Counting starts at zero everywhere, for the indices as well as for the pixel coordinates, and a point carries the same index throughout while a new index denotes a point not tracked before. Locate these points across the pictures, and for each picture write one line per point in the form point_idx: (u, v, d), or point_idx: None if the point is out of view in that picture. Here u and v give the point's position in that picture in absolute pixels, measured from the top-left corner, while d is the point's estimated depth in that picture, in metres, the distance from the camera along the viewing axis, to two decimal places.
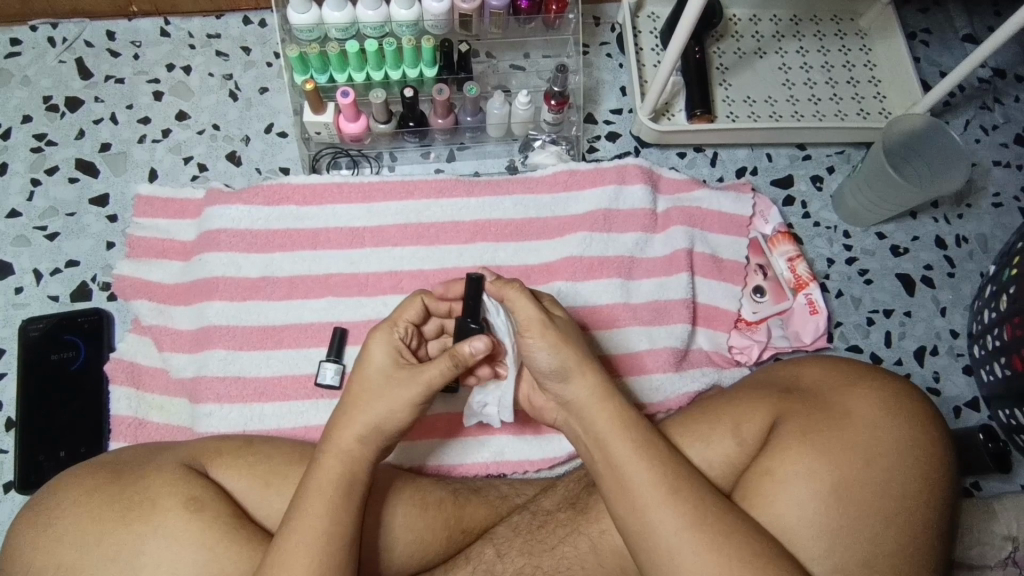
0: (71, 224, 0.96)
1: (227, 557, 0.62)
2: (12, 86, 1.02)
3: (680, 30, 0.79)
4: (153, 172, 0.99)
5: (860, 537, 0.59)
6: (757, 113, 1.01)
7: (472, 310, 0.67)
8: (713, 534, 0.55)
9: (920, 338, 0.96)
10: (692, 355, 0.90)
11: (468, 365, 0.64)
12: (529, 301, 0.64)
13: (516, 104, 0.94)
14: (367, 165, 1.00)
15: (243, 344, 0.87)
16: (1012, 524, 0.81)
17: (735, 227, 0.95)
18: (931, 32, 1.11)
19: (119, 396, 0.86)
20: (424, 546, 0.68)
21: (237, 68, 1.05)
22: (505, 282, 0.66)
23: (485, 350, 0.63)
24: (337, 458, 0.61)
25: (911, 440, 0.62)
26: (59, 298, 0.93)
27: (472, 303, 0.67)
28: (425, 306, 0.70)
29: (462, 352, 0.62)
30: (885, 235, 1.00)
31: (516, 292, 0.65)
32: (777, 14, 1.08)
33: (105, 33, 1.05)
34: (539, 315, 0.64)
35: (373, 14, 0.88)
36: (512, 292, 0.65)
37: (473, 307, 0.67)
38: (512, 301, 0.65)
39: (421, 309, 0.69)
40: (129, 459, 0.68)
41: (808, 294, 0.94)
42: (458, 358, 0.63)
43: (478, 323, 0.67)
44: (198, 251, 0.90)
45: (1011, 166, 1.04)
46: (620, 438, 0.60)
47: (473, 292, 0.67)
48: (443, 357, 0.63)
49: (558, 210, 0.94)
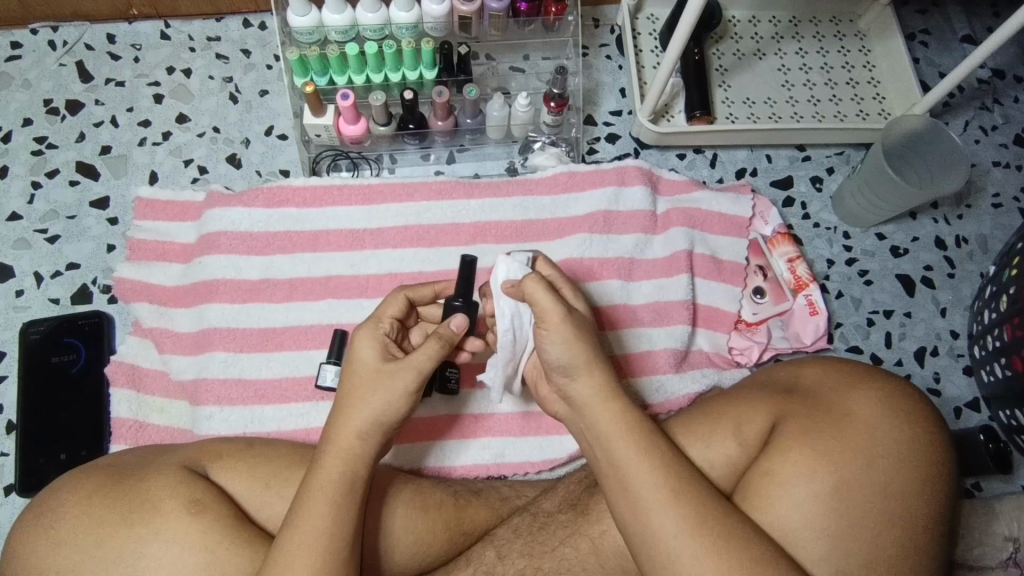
0: (72, 227, 0.97)
1: (227, 559, 0.62)
2: (12, 89, 1.02)
3: (680, 30, 0.79)
4: (153, 174, 0.99)
5: (860, 539, 0.59)
6: (757, 113, 1.01)
7: (462, 290, 0.68)
8: (714, 537, 0.55)
9: (920, 338, 0.96)
10: (693, 355, 0.91)
11: (451, 344, 0.66)
12: (553, 297, 0.63)
13: (516, 106, 0.94)
14: (367, 167, 1.01)
15: (244, 346, 0.87)
16: (1012, 524, 0.81)
17: (734, 228, 0.95)
18: (930, 33, 1.11)
19: (119, 398, 0.86)
20: (424, 548, 0.68)
21: (237, 70, 1.05)
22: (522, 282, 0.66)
23: (466, 324, 0.66)
24: (340, 457, 0.61)
25: (911, 440, 0.62)
26: (59, 301, 0.93)
27: (464, 284, 0.68)
28: (408, 300, 0.71)
29: (447, 330, 0.65)
30: (885, 235, 1.00)
31: (534, 284, 0.63)
32: (776, 16, 1.08)
33: (105, 37, 1.05)
34: (560, 308, 0.63)
35: (373, 16, 0.88)
36: (534, 286, 0.63)
37: (466, 289, 0.68)
38: (532, 295, 0.64)
39: (403, 304, 0.70)
40: (129, 462, 0.68)
41: (808, 295, 0.94)
42: (445, 337, 0.65)
43: (465, 301, 0.68)
44: (199, 253, 0.91)
45: (1011, 166, 1.04)
46: (622, 439, 0.60)
47: (464, 274, 0.68)
48: (431, 340, 0.64)
49: (557, 212, 0.94)
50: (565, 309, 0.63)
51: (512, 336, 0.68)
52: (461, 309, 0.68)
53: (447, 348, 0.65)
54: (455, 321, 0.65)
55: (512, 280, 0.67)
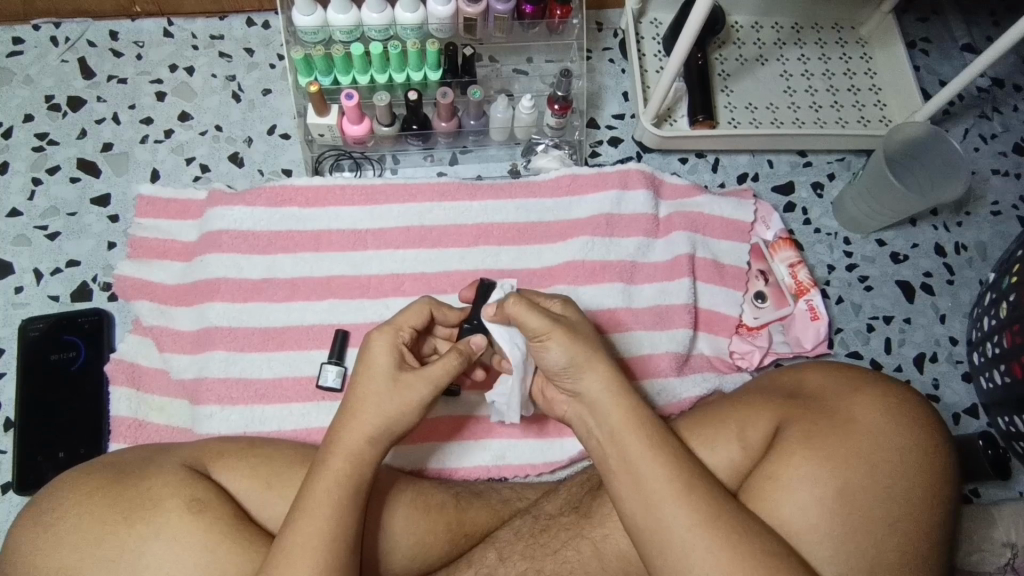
0: (72, 225, 0.96)
1: (228, 559, 0.62)
2: (14, 85, 1.02)
3: (698, 12, 0.76)
4: (155, 172, 0.99)
5: (865, 541, 0.59)
6: (758, 118, 1.02)
7: (473, 313, 0.72)
8: (726, 531, 0.56)
9: (920, 345, 0.96)
10: (693, 359, 0.91)
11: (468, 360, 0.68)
12: (537, 315, 0.64)
13: (519, 109, 0.94)
14: (370, 167, 1.01)
15: (245, 345, 0.87)
16: (1011, 531, 0.81)
17: (736, 232, 0.96)
18: (930, 41, 1.12)
19: (119, 396, 0.86)
20: (424, 548, 0.68)
21: (240, 69, 1.05)
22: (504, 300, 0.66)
23: (485, 344, 0.69)
24: (344, 457, 0.61)
25: (913, 446, 0.62)
26: (59, 298, 0.93)
27: (477, 306, 0.72)
28: (431, 314, 0.70)
29: (467, 347, 0.67)
30: (885, 242, 1.01)
31: (515, 306, 0.64)
32: (778, 22, 1.08)
33: (108, 34, 1.05)
34: (546, 321, 0.63)
35: (378, 16, 0.88)
36: (516, 307, 0.64)
37: (477, 311, 0.72)
38: (516, 316, 0.64)
39: (426, 315, 0.70)
40: (131, 461, 0.68)
41: (808, 300, 0.95)
42: (464, 353, 0.66)
43: (472, 324, 0.71)
44: (199, 252, 0.90)
45: (1010, 175, 1.05)
46: (634, 435, 0.59)
47: (481, 295, 0.72)
48: (450, 355, 0.66)
49: (560, 214, 0.94)
50: (551, 320, 0.64)
51: (523, 355, 0.70)
52: (473, 330, 0.71)
53: (465, 363, 0.67)
54: (475, 339, 0.68)
55: (493, 308, 0.68)
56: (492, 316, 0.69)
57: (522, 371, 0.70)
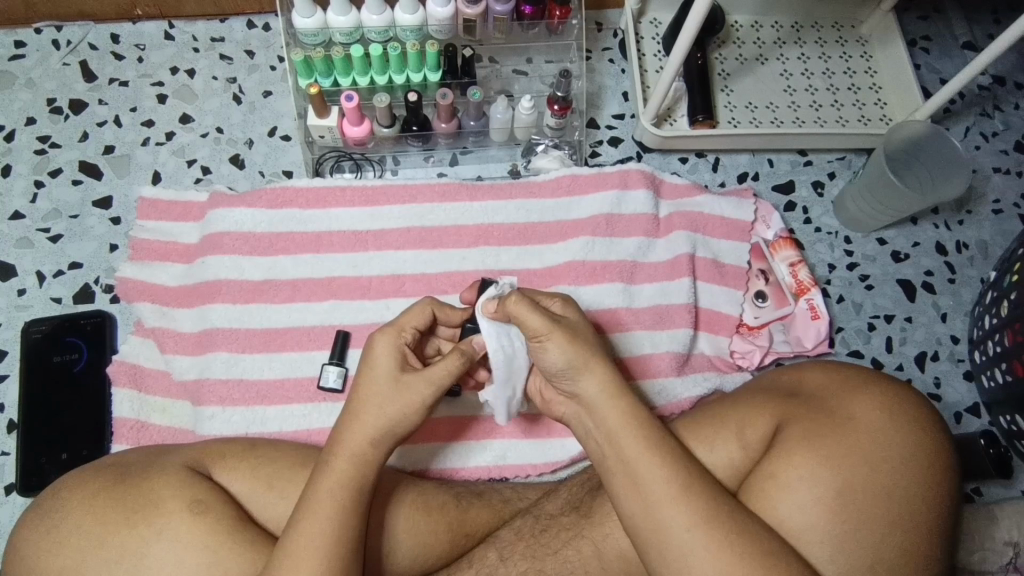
0: (74, 227, 0.97)
1: (229, 560, 0.62)
2: (16, 88, 1.02)
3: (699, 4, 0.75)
4: (156, 174, 0.99)
5: (864, 541, 0.59)
6: (758, 117, 1.02)
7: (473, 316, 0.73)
8: (724, 531, 0.56)
9: (921, 343, 0.96)
10: (694, 359, 0.91)
11: (471, 360, 0.68)
12: (538, 314, 0.64)
13: (519, 109, 0.94)
14: (370, 169, 1.01)
15: (246, 347, 0.87)
16: (1012, 529, 0.81)
17: (735, 232, 0.96)
18: (930, 39, 1.12)
19: (120, 398, 0.86)
20: (426, 549, 0.68)
21: (240, 71, 1.05)
22: (506, 298, 0.66)
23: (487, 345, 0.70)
24: (349, 461, 0.61)
25: (914, 444, 0.62)
26: (62, 301, 0.93)
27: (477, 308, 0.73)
28: (433, 313, 0.70)
29: (469, 347, 0.68)
30: (886, 240, 1.01)
31: (517, 305, 0.64)
32: (779, 21, 1.08)
33: (109, 36, 1.05)
34: (547, 322, 0.63)
35: (378, 18, 0.88)
36: (517, 306, 0.64)
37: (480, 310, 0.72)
38: (517, 312, 0.64)
39: (428, 316, 0.69)
40: (134, 462, 0.68)
41: (809, 299, 0.95)
42: (466, 353, 0.67)
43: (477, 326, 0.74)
44: (201, 254, 0.91)
45: (1011, 173, 1.05)
46: (632, 436, 0.59)
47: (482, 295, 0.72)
48: (453, 355, 0.66)
49: (560, 215, 0.94)
50: (550, 319, 0.64)
51: (505, 356, 0.69)
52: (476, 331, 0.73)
53: (467, 364, 0.67)
54: (477, 340, 0.69)
55: (493, 304, 0.68)
56: (491, 313, 0.68)
57: (526, 372, 0.71)
